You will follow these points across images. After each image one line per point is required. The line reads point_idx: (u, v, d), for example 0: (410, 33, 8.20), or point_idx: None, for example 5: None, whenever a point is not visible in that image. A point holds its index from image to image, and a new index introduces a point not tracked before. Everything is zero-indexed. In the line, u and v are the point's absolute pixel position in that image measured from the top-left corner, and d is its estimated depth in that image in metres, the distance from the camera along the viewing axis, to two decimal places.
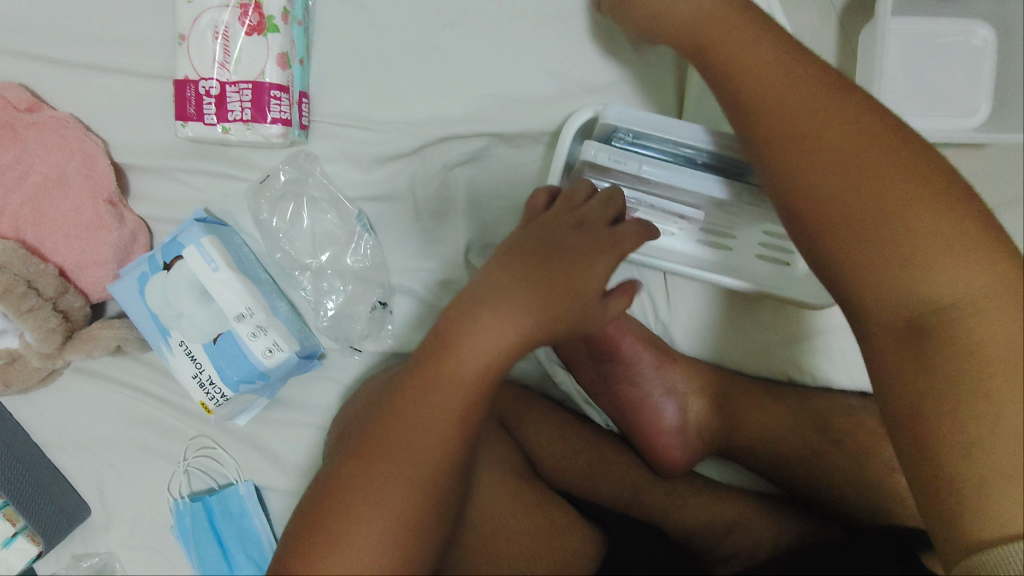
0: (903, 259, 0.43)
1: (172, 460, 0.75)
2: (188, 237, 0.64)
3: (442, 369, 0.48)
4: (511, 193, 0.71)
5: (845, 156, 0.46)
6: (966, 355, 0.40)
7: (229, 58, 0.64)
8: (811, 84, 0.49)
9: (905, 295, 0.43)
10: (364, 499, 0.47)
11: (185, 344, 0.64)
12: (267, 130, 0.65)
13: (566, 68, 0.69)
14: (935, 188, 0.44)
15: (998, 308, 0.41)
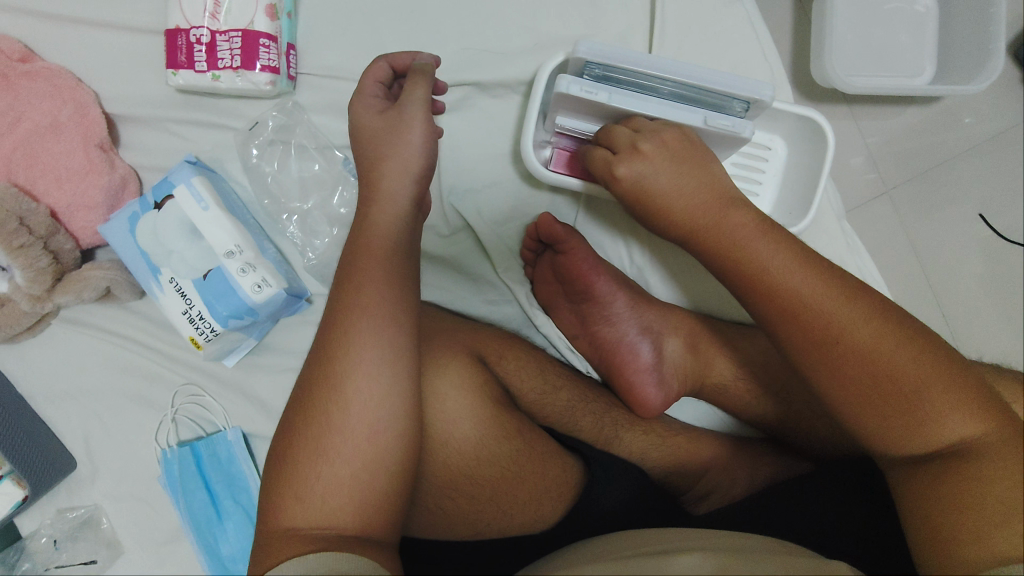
0: (802, 323, 0.49)
1: (159, 408, 0.76)
2: (180, 177, 0.67)
3: (352, 280, 0.50)
4: (492, 141, 0.74)
5: (743, 234, 0.53)
6: (885, 382, 0.47)
7: (219, 9, 0.67)
8: (704, 173, 0.56)
9: (845, 381, 0.48)
10: (332, 428, 0.47)
11: (175, 281, 0.67)
12: (255, 77, 0.68)
13: (541, 22, 0.73)
14: (780, 237, 0.52)
15: (898, 347, 0.47)
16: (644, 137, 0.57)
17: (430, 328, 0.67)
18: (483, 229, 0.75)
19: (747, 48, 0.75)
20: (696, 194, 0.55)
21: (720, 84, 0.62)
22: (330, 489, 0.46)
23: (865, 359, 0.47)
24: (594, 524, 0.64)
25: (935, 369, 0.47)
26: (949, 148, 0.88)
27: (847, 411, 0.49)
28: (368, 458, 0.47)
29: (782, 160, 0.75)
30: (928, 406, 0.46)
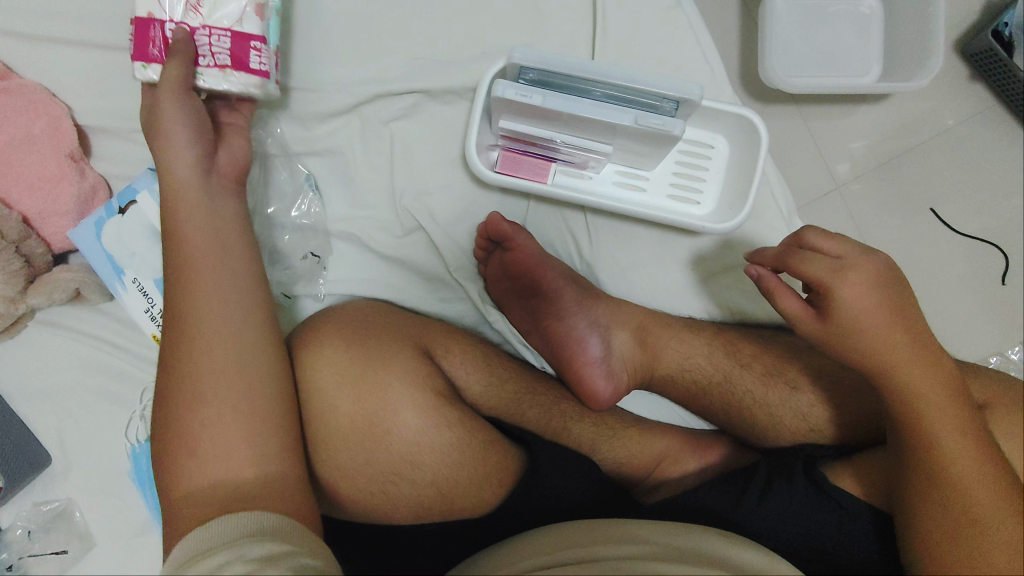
0: (935, 449, 0.60)
1: (128, 408, 0.80)
2: (142, 183, 0.71)
3: (195, 282, 0.58)
4: (443, 145, 0.78)
5: (875, 310, 0.60)
6: (968, 515, 0.59)
7: (201, 1, 0.63)
8: (901, 303, 0.62)
9: (917, 458, 0.61)
10: (204, 414, 0.54)
11: (138, 281, 0.71)
12: (243, 80, 0.65)
13: (487, 31, 0.77)
14: (922, 357, 0.61)
15: (989, 493, 0.59)
16: (862, 259, 0.61)
17: (363, 327, 0.70)
18: (435, 230, 0.78)
19: (688, 51, 0.77)
20: (868, 324, 0.60)
21: (648, 85, 0.65)
22: (216, 468, 0.53)
23: (961, 493, 0.59)
24: (540, 505, 0.68)
25: (1008, 514, 0.58)
26: (898, 147, 0.90)
27: (911, 479, 0.61)
28: (249, 465, 0.54)
29: (724, 158, 0.77)
30: (982, 498, 0.59)
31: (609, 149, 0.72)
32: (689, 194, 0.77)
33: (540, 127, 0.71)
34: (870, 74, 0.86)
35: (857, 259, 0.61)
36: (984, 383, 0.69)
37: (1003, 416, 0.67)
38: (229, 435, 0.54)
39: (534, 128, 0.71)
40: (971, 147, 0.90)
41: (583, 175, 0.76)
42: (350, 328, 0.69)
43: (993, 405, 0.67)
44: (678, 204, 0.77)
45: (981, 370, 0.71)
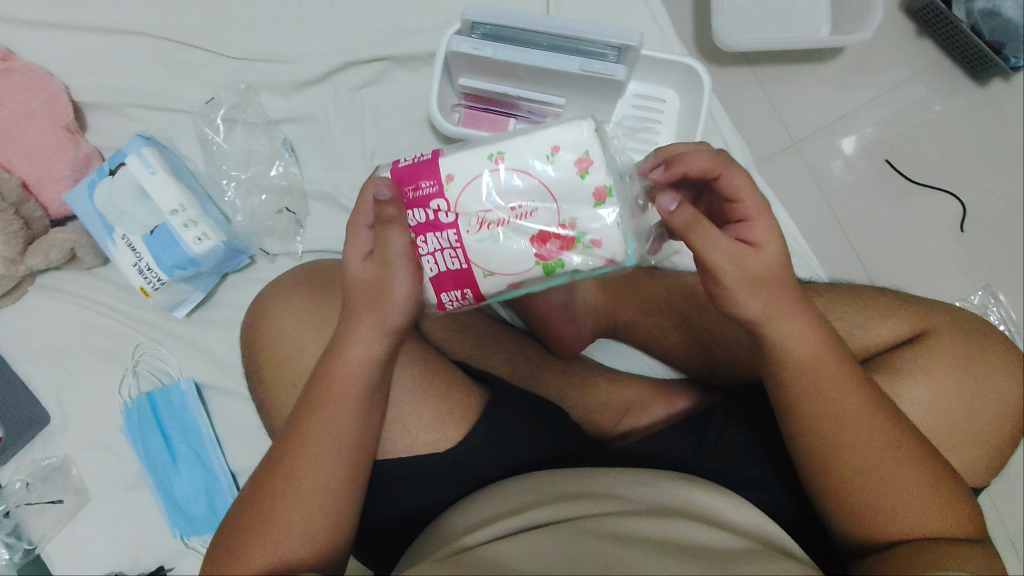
0: (815, 395, 0.56)
1: (121, 365, 0.84)
2: (130, 147, 0.76)
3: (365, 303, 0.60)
4: (409, 109, 0.84)
5: (755, 259, 0.54)
6: (849, 456, 0.56)
7: (492, 220, 0.56)
8: (755, 234, 0.54)
9: (807, 418, 0.57)
10: (307, 460, 0.56)
11: (126, 237, 0.76)
12: (431, 293, 0.60)
13: (447, 3, 0.83)
14: (777, 285, 0.55)
15: (883, 432, 0.56)
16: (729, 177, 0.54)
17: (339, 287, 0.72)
18: None
19: (636, 13, 0.83)
20: (748, 259, 0.54)
21: (591, 33, 0.69)
22: (304, 508, 0.55)
23: (842, 435, 0.56)
24: (508, 456, 0.69)
25: (896, 449, 0.56)
26: (849, 102, 0.94)
27: (805, 438, 0.57)
28: (346, 507, 0.57)
29: (676, 109, 0.81)
30: (881, 446, 0.55)
31: (561, 102, 0.76)
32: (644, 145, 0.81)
33: (496, 82, 0.76)
34: (819, 33, 0.91)
35: (755, 198, 0.55)
36: (922, 312, 0.69)
37: (939, 341, 0.66)
38: (334, 461, 0.56)
39: (491, 83, 0.76)
40: (921, 101, 0.94)
41: None
42: (316, 279, 0.73)
43: (931, 331, 0.67)
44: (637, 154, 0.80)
45: (923, 301, 0.71)
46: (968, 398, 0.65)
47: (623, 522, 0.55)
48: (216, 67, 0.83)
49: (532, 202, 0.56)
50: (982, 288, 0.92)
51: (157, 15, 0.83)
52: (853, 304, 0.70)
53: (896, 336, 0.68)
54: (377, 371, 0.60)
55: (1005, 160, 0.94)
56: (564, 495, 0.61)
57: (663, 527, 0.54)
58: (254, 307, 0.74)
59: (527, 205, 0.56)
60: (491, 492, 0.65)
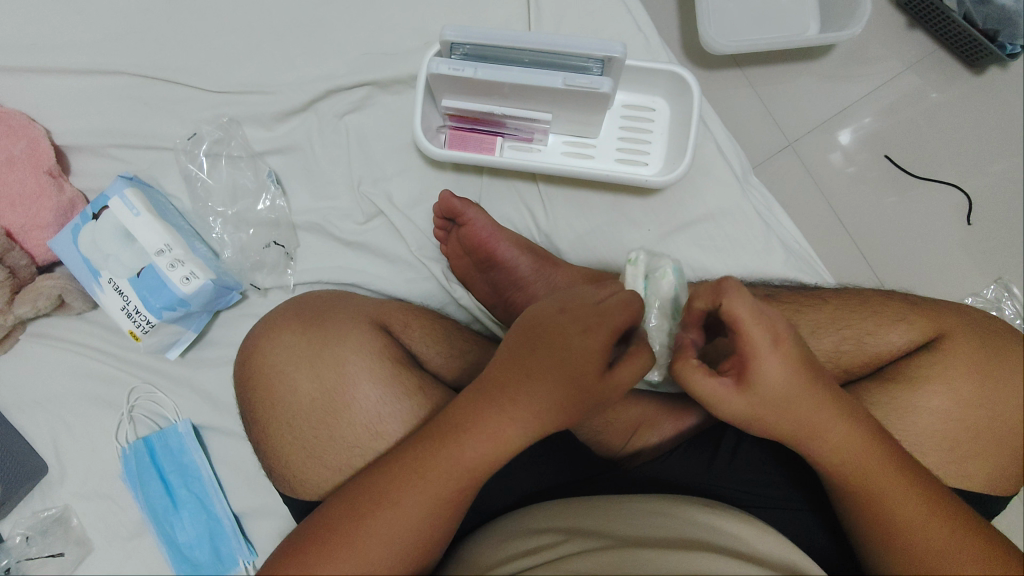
0: (862, 484, 0.55)
1: (117, 410, 0.82)
2: (114, 189, 0.75)
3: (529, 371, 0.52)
4: (396, 134, 0.82)
5: (782, 393, 0.52)
6: (911, 541, 0.54)
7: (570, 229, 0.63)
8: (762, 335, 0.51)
9: (869, 518, 0.56)
10: (377, 516, 0.53)
11: (113, 280, 0.75)
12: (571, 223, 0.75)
13: (428, 24, 0.82)
14: (806, 382, 0.53)
15: (938, 514, 0.54)
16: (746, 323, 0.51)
17: (332, 319, 0.70)
18: (394, 213, 0.81)
19: (620, 23, 0.81)
20: (776, 379, 0.52)
21: (574, 47, 0.68)
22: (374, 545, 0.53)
23: (898, 518, 0.54)
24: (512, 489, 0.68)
25: (956, 527, 0.54)
26: (844, 99, 0.92)
27: (867, 535, 0.56)
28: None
29: (666, 117, 0.80)
30: (943, 547, 0.53)
31: (548, 118, 0.75)
32: (636, 156, 0.80)
33: (480, 101, 0.74)
34: (808, 30, 0.89)
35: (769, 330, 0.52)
36: (934, 314, 0.66)
37: (959, 342, 0.64)
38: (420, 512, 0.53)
39: (474, 102, 0.74)
40: (918, 93, 0.91)
41: (532, 146, 0.80)
42: (305, 313, 0.71)
43: (946, 335, 0.65)
44: (628, 165, 0.79)
45: (933, 301, 0.68)
46: (989, 402, 0.62)
47: (652, 560, 0.52)
48: (198, 102, 0.82)
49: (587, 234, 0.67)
50: (995, 282, 0.89)
51: (136, 53, 0.82)
52: (865, 312, 0.68)
53: (909, 343, 0.66)
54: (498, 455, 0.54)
55: (1011, 149, 0.91)
56: (586, 530, 0.58)
57: (700, 564, 0.51)
58: (245, 346, 0.72)
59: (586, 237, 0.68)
60: (504, 522, 0.63)
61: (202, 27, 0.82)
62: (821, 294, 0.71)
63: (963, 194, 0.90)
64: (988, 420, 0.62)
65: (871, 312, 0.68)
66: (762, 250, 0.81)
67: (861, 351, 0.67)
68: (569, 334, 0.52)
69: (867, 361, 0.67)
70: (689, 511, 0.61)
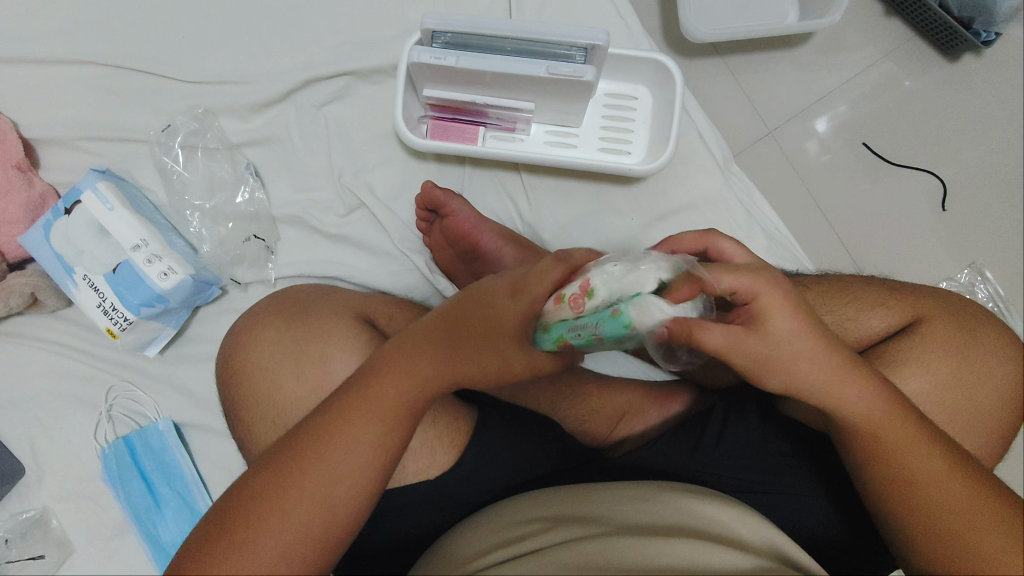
0: (892, 450, 0.53)
1: (95, 409, 0.81)
2: (85, 183, 0.73)
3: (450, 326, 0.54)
4: (376, 123, 0.81)
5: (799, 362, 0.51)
6: (931, 507, 0.52)
7: None
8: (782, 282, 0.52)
9: (880, 475, 0.54)
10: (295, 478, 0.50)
11: (89, 278, 0.72)
12: None
13: (407, 12, 0.81)
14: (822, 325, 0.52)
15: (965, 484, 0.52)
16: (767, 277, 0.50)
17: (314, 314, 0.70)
18: (376, 204, 0.80)
19: (600, 11, 0.81)
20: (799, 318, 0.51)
21: (556, 35, 0.67)
22: (317, 481, 0.50)
23: (921, 485, 0.53)
24: (498, 479, 0.68)
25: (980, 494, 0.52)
26: (822, 87, 0.93)
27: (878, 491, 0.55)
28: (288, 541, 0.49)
29: (648, 106, 0.80)
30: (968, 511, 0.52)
31: (530, 107, 0.74)
32: (618, 145, 0.80)
33: (461, 90, 0.73)
34: (787, 18, 0.89)
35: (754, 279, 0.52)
36: (912, 300, 0.68)
37: (936, 327, 0.65)
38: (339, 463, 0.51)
39: (455, 91, 0.74)
40: (895, 78, 0.92)
41: (514, 136, 0.80)
42: (286, 310, 0.71)
43: (923, 319, 0.66)
44: (609, 154, 0.79)
45: (911, 287, 0.70)
46: (963, 384, 0.63)
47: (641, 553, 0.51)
48: (172, 93, 0.80)
49: None
50: (968, 266, 0.91)
51: (107, 42, 0.80)
52: (846, 296, 0.69)
53: (888, 328, 0.67)
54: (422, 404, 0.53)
55: (984, 136, 0.92)
56: (581, 515, 0.59)
57: (685, 555, 0.51)
58: (228, 342, 0.72)
59: None
60: (498, 512, 0.63)
61: (174, 16, 0.80)
62: (803, 281, 0.72)
63: (939, 179, 0.92)
64: (965, 406, 0.64)
65: (851, 296, 0.69)
66: (744, 237, 0.81)
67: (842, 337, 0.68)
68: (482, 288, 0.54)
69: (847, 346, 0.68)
70: (677, 497, 0.61)
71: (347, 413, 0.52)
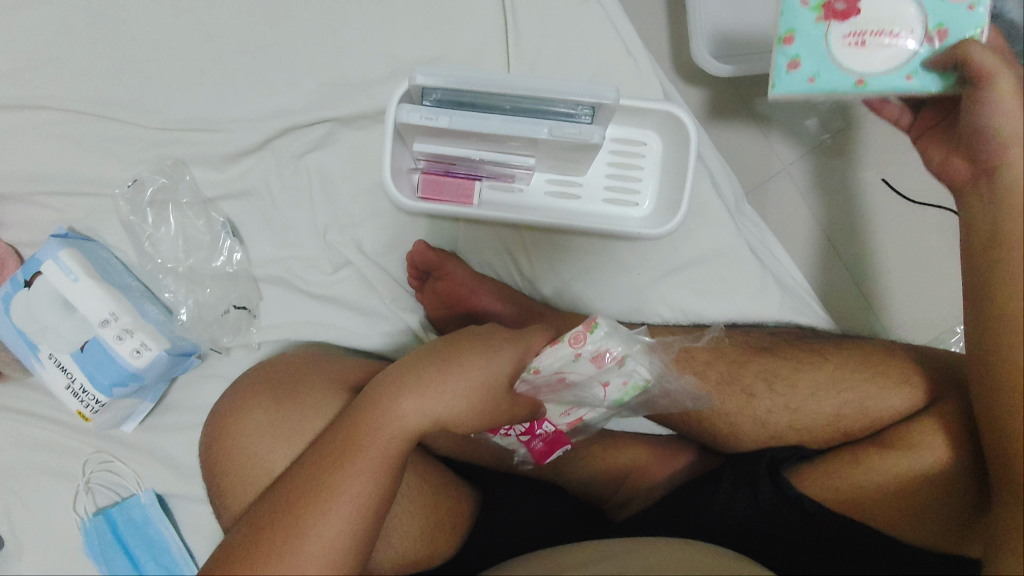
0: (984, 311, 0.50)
1: (73, 480, 0.76)
2: (46, 252, 0.67)
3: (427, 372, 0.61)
4: (362, 174, 0.74)
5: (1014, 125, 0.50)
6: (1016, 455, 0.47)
7: (578, 412, 0.66)
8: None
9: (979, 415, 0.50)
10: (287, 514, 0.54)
11: (55, 356, 0.67)
12: (559, 421, 0.67)
13: (395, 49, 0.73)
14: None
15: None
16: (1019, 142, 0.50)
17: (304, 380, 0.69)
18: (366, 263, 0.75)
19: (606, 49, 0.74)
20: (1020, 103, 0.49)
21: (560, 93, 0.60)
22: (310, 515, 0.54)
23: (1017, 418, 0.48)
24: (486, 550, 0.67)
25: None
26: (842, 114, 0.87)
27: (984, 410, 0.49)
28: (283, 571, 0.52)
29: (657, 154, 0.74)
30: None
31: (530, 162, 0.68)
32: (626, 197, 0.74)
33: (457, 145, 0.66)
34: None
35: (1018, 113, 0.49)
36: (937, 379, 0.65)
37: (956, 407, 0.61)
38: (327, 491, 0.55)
39: (450, 146, 0.67)
40: None
41: (512, 188, 0.73)
42: (275, 387, 0.69)
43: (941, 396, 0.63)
44: (615, 206, 0.74)
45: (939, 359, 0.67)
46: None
47: None
48: (138, 141, 0.73)
49: (579, 409, 0.66)
50: None
51: (63, 84, 0.72)
52: (865, 372, 0.66)
53: (909, 404, 0.64)
54: (406, 434, 0.58)
55: None
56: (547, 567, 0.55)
57: None
58: (217, 413, 0.71)
59: (575, 412, 0.66)
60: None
61: (136, 55, 0.72)
62: (823, 351, 0.69)
63: None
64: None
65: (869, 370, 0.66)
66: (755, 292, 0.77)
67: (862, 415, 0.65)
68: (462, 347, 0.64)
69: (868, 425, 0.65)
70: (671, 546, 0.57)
71: (336, 451, 0.57)
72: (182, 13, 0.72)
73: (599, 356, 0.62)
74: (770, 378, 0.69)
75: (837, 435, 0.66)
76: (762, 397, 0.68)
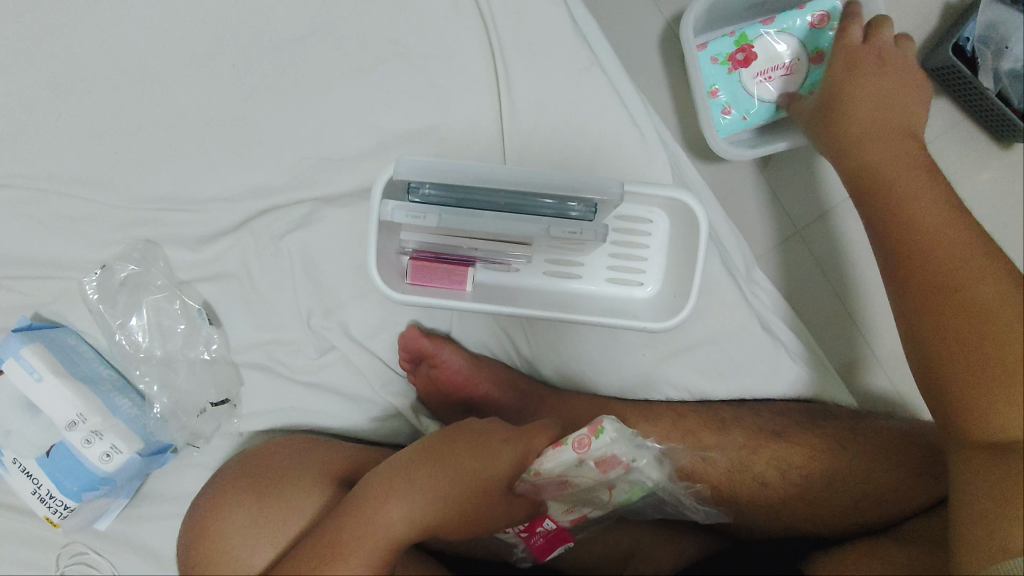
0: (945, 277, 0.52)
1: (46, 573, 0.72)
2: (7, 350, 0.63)
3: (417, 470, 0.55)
4: (346, 253, 0.69)
5: (894, 165, 0.58)
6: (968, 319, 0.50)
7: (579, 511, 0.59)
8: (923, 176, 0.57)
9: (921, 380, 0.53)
10: None
11: (19, 461, 0.63)
12: (560, 518, 0.60)
13: (381, 122, 0.69)
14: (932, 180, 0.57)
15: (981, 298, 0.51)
16: (889, 150, 0.60)
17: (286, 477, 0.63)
18: (353, 347, 0.70)
19: (605, 120, 0.69)
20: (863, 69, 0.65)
21: (559, 192, 0.55)
22: None
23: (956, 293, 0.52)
24: None
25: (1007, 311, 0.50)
26: None
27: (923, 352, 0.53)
28: None
29: (663, 231, 0.69)
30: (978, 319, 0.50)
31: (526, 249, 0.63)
32: (629, 276, 0.69)
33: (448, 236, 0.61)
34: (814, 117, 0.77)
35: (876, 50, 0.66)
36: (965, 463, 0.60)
37: None
38: None
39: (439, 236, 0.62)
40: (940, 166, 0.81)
41: (507, 269, 0.69)
42: (255, 481, 0.63)
43: None
44: (619, 286, 0.69)
45: None
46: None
47: None
48: (107, 221, 0.69)
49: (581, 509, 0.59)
50: None
51: (26, 163, 0.68)
52: (882, 458, 0.63)
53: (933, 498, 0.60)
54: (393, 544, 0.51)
55: None
56: None
57: None
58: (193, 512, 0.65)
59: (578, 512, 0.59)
60: None
61: (103, 130, 0.68)
62: (835, 434, 0.66)
63: None
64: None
65: (890, 464, 0.62)
66: (767, 374, 0.72)
67: (879, 504, 0.61)
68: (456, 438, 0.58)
69: (886, 515, 0.61)
70: None
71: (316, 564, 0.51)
72: (153, 87, 0.68)
73: (605, 461, 0.54)
74: (783, 466, 0.65)
75: (853, 526, 0.62)
76: (774, 483, 0.64)
